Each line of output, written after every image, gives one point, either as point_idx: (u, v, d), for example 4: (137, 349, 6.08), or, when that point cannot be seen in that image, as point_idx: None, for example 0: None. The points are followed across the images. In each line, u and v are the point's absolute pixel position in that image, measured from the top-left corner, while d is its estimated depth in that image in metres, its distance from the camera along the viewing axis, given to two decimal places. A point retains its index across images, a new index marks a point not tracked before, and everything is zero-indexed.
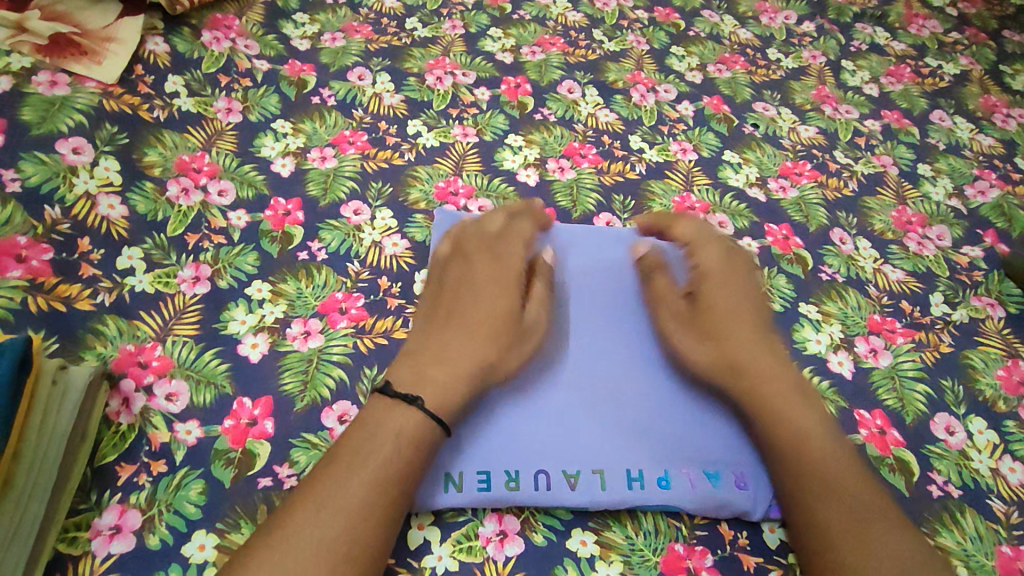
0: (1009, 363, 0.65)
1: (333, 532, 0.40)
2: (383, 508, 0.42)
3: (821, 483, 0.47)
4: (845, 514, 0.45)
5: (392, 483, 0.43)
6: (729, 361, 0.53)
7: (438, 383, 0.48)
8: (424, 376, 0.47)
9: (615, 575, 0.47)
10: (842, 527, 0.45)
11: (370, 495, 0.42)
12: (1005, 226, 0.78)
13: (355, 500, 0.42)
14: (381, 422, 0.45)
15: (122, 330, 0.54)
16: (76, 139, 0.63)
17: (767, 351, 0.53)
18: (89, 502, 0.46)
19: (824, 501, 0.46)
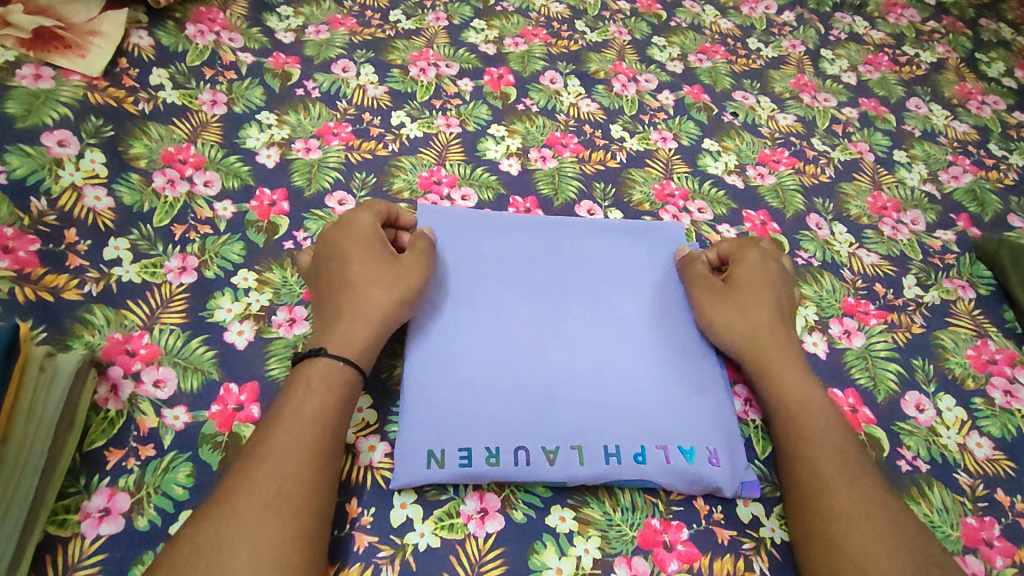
0: (978, 343, 0.67)
1: (259, 480, 0.44)
2: (304, 448, 0.46)
3: (832, 466, 0.51)
4: (840, 469, 0.51)
5: (309, 427, 0.47)
6: (760, 342, 0.57)
7: (344, 335, 0.52)
8: (330, 337, 0.52)
9: (593, 549, 0.49)
10: (839, 480, 0.50)
11: (289, 440, 0.46)
12: (978, 210, 0.79)
13: (273, 449, 0.46)
14: (309, 383, 0.49)
15: (110, 319, 0.55)
16: (61, 132, 0.63)
17: (786, 337, 0.58)
18: (78, 485, 0.47)
19: (824, 459, 0.51)
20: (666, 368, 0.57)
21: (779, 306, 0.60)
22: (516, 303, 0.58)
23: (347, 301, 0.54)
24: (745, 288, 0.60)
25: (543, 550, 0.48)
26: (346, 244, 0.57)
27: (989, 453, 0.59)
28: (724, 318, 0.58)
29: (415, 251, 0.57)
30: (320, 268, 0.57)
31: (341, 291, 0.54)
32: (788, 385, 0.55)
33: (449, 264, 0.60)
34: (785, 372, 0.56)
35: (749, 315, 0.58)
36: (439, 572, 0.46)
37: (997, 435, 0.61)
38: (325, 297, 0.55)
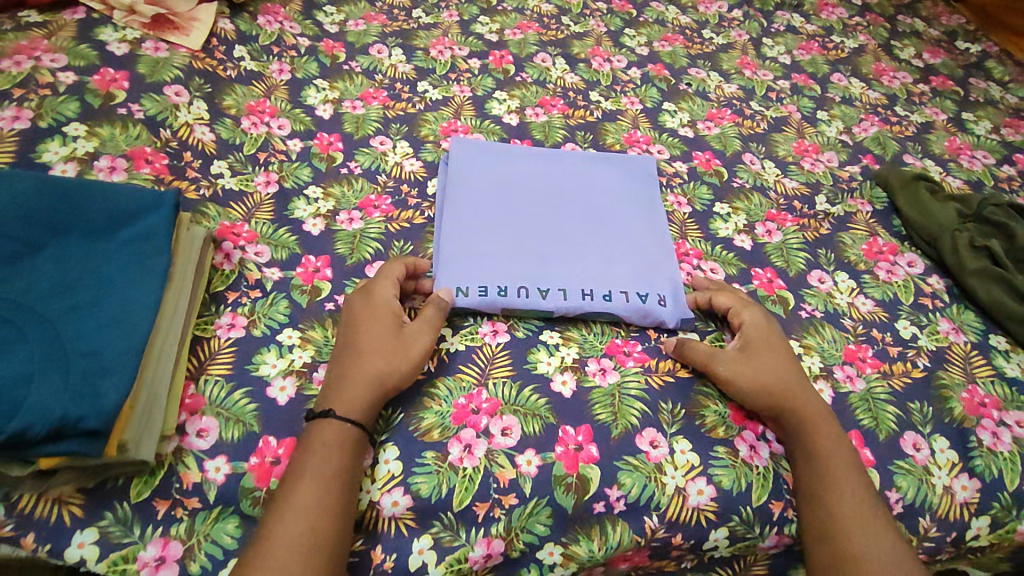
0: (871, 240, 0.86)
1: (332, 462, 0.55)
2: (346, 465, 0.56)
3: (851, 497, 0.60)
4: (859, 509, 0.59)
5: (328, 481, 0.54)
6: (794, 394, 0.64)
7: (345, 394, 0.59)
8: (333, 394, 0.59)
9: (573, 353, 0.68)
10: (857, 519, 0.59)
11: (353, 431, 0.57)
12: (881, 152, 1.00)
13: (346, 435, 0.57)
14: (323, 444, 0.56)
15: (220, 212, 0.76)
16: (176, 86, 0.84)
17: (806, 388, 0.66)
18: (211, 310, 0.67)
19: (846, 501, 0.60)
20: (630, 246, 0.78)
21: (791, 364, 0.68)
22: (523, 206, 0.81)
23: (353, 368, 0.60)
24: (771, 348, 0.68)
25: (537, 351, 0.68)
26: (362, 314, 0.64)
27: (872, 308, 0.78)
28: (761, 373, 0.65)
29: (421, 321, 0.65)
30: (337, 337, 0.64)
31: (350, 360, 0.61)
32: (823, 435, 0.63)
33: (479, 183, 0.82)
34: (819, 425, 0.63)
35: (770, 376, 0.65)
36: (464, 362, 0.66)
37: (879, 297, 0.79)
38: (336, 365, 0.62)
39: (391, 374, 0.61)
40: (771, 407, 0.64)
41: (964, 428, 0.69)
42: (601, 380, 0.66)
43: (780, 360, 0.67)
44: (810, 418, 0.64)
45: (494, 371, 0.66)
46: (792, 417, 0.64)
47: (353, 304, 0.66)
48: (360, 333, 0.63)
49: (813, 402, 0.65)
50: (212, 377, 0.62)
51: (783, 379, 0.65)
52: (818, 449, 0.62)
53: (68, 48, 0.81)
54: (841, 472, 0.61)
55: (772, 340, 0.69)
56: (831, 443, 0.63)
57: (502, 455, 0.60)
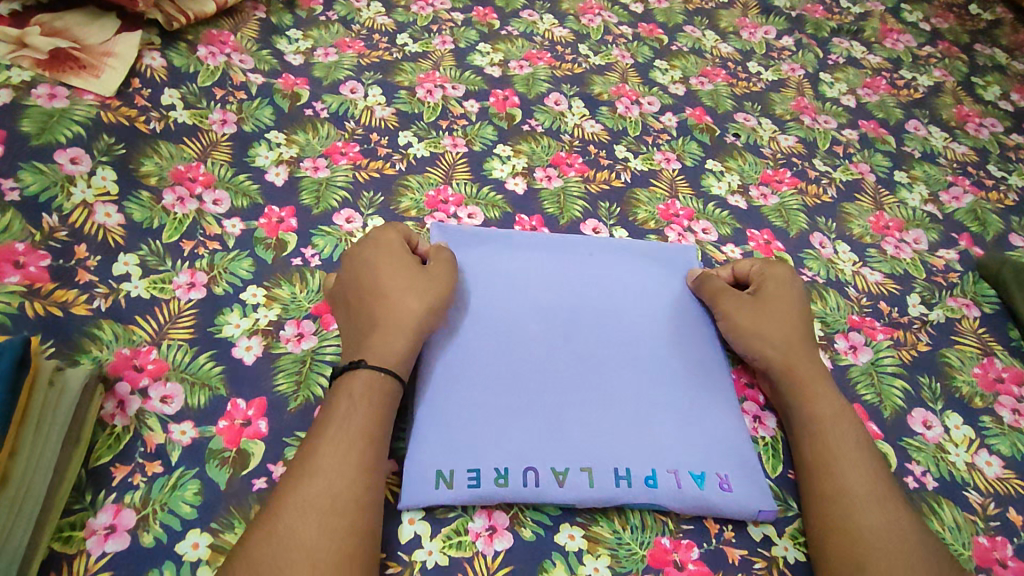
0: (984, 361, 0.66)
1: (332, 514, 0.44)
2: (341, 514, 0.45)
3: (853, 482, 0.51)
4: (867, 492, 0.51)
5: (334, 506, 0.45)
6: (785, 353, 0.58)
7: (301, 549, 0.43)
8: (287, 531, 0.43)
9: (603, 568, 0.49)
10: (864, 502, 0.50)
11: (389, 382, 0.51)
12: (979, 229, 0.80)
13: (382, 391, 0.51)
14: (320, 474, 0.46)
15: (118, 335, 0.55)
16: (73, 150, 0.64)
17: (815, 364, 0.58)
18: (84, 502, 0.46)
19: (852, 483, 0.51)
20: (675, 388, 0.57)
21: (803, 318, 0.61)
22: (528, 320, 0.60)
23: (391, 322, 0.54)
24: (769, 302, 0.61)
25: (552, 568, 0.48)
26: (332, 469, 0.46)
27: (1000, 472, 0.58)
28: (750, 323, 0.60)
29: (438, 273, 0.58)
30: (305, 467, 0.46)
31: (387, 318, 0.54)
32: (815, 399, 0.56)
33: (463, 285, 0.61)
34: (813, 385, 0.57)
35: (771, 324, 0.60)
36: None
37: (1007, 454, 0.59)
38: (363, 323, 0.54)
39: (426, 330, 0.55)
40: (762, 360, 0.59)
41: None
42: None
43: (773, 313, 0.61)
44: (808, 398, 0.56)
45: None
46: (783, 376, 0.57)
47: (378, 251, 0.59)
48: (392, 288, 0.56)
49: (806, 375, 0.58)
50: None
51: (784, 329, 0.59)
52: (814, 410, 0.55)
53: None
54: (841, 450, 0.53)
55: (768, 292, 0.62)
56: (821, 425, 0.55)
57: None
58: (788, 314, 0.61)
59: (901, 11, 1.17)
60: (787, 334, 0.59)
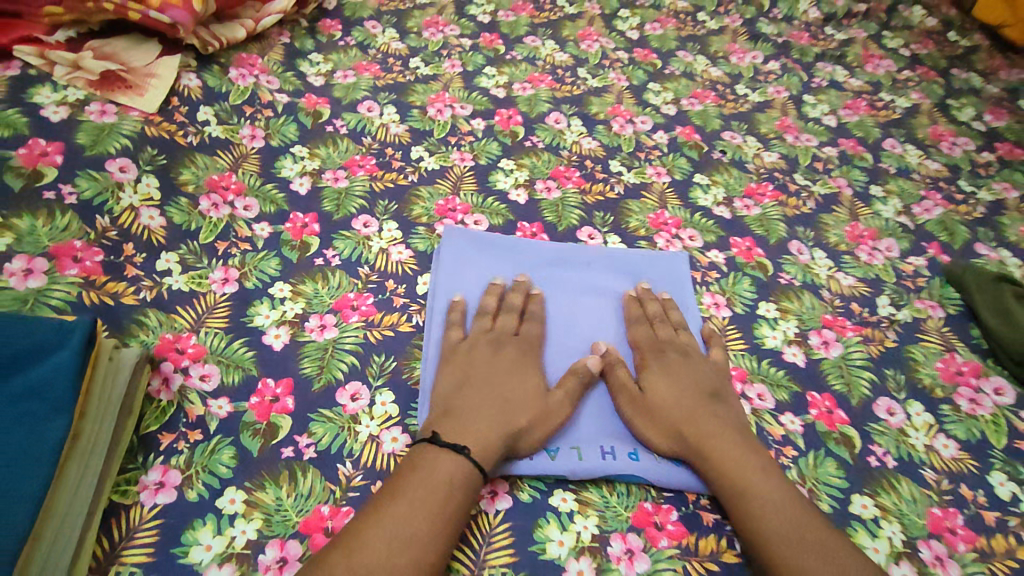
0: (946, 356, 0.72)
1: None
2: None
3: (774, 505, 0.52)
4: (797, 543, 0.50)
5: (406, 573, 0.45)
6: (697, 424, 0.58)
7: None
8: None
9: (591, 526, 0.54)
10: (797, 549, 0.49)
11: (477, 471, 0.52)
12: (948, 239, 0.86)
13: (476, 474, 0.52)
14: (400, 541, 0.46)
15: (162, 321, 0.62)
16: (122, 160, 0.71)
17: (732, 426, 0.58)
18: (137, 462, 0.53)
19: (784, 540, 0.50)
20: None
21: (713, 386, 0.62)
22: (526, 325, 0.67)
23: (502, 406, 0.56)
24: (675, 373, 0.62)
25: (546, 524, 0.54)
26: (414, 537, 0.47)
27: (956, 454, 0.63)
28: (668, 391, 0.60)
29: (566, 386, 0.60)
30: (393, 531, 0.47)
31: (501, 403, 0.57)
32: (729, 459, 0.55)
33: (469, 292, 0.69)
34: (724, 448, 0.56)
35: (686, 393, 0.60)
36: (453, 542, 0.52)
37: (963, 438, 0.65)
38: (477, 394, 0.57)
39: (530, 432, 0.56)
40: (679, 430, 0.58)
41: None
42: (627, 569, 0.52)
43: (686, 386, 0.61)
44: (724, 460, 0.55)
45: (491, 557, 0.51)
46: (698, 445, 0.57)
47: (515, 335, 0.64)
48: (513, 378, 0.59)
49: (725, 415, 0.59)
50: (127, 567, 0.48)
51: (699, 399, 0.60)
52: (725, 470, 0.55)
53: None
54: (759, 504, 0.52)
55: (665, 362, 0.63)
56: (749, 460, 0.55)
57: None
58: (704, 386, 0.61)
59: (883, 38, 1.25)
60: (702, 406, 0.59)
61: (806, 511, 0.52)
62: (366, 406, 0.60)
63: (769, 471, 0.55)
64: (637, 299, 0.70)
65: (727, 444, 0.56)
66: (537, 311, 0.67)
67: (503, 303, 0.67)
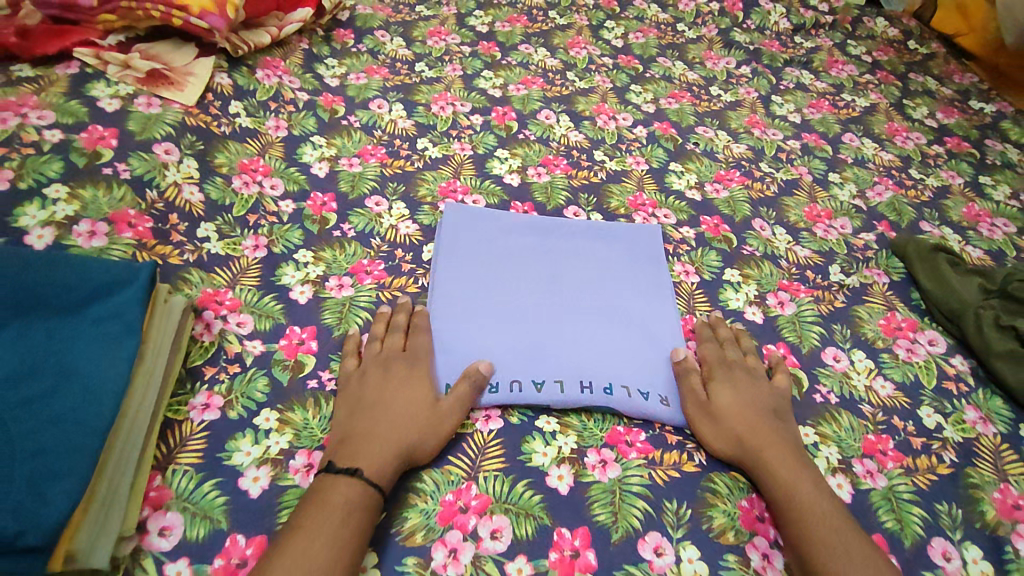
0: (888, 314, 0.82)
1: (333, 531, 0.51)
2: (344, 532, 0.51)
3: (824, 517, 0.57)
4: (845, 555, 0.54)
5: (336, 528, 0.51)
6: (760, 439, 0.62)
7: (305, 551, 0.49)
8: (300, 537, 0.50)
9: (571, 443, 0.64)
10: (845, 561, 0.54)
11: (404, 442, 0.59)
12: (896, 218, 0.97)
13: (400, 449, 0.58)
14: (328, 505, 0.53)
15: (203, 278, 0.72)
16: (166, 144, 0.82)
17: (792, 447, 0.63)
18: (187, 387, 0.62)
19: (834, 550, 0.54)
20: (632, 326, 0.74)
21: (774, 407, 0.66)
22: (520, 284, 0.77)
23: (397, 426, 0.59)
24: (743, 392, 0.66)
25: (532, 440, 0.63)
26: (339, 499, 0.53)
27: (892, 392, 0.73)
28: (734, 408, 0.65)
29: (457, 393, 0.63)
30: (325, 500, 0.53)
31: (392, 419, 0.60)
32: (789, 476, 0.60)
33: (472, 258, 0.79)
34: (784, 465, 0.60)
35: (751, 411, 0.65)
36: (454, 453, 0.61)
37: (899, 380, 0.74)
38: (371, 417, 0.60)
39: (424, 443, 0.59)
40: (742, 442, 0.63)
41: (998, 536, 0.62)
42: (600, 475, 0.61)
43: (750, 404, 0.65)
44: (781, 475, 0.60)
45: (485, 464, 0.61)
46: (757, 459, 0.61)
47: (402, 352, 0.67)
48: (402, 392, 0.62)
49: (783, 430, 0.64)
50: (181, 466, 0.57)
51: (763, 418, 0.64)
52: (783, 482, 0.59)
53: (57, 104, 0.80)
54: (813, 516, 0.57)
55: (732, 380, 0.67)
56: (805, 478, 0.60)
57: (490, 563, 0.55)
58: (765, 406, 0.66)
59: (847, 46, 1.37)
60: (765, 424, 0.64)
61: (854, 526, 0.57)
62: None
63: (824, 490, 0.59)
64: (711, 325, 0.75)
65: (786, 461, 0.61)
66: (421, 324, 0.70)
67: (389, 326, 0.70)
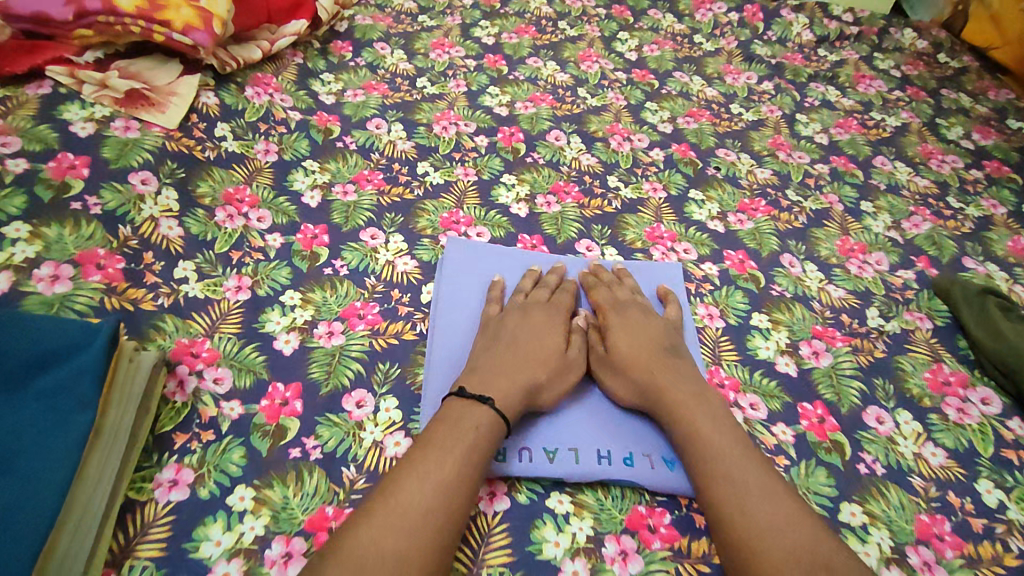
0: (934, 367, 0.75)
1: (424, 513, 0.49)
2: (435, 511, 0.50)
3: (721, 453, 0.56)
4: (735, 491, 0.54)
5: (424, 507, 0.50)
6: (653, 379, 0.62)
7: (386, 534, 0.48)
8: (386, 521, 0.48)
9: (587, 527, 0.57)
10: (736, 498, 0.53)
11: (499, 423, 0.57)
12: (936, 252, 0.89)
13: (497, 426, 0.56)
14: (416, 480, 0.51)
15: (178, 327, 0.65)
16: (143, 173, 0.75)
17: (685, 386, 0.62)
18: (152, 460, 0.56)
19: (722, 486, 0.54)
20: None
21: (667, 348, 0.67)
22: None
23: (523, 363, 0.62)
24: (633, 334, 0.67)
25: (542, 526, 0.56)
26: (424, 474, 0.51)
27: (944, 462, 0.66)
28: (626, 352, 0.65)
29: (580, 347, 0.67)
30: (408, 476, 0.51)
31: (525, 357, 0.62)
32: (684, 415, 0.59)
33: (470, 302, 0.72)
34: (681, 405, 0.60)
35: (642, 352, 0.65)
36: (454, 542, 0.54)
37: (951, 446, 0.67)
38: (498, 352, 0.63)
39: (549, 387, 0.62)
40: (635, 384, 0.63)
41: None
42: (620, 570, 0.54)
43: (643, 347, 0.66)
44: (675, 415, 0.60)
45: (490, 556, 0.54)
46: (652, 401, 0.62)
47: (547, 301, 0.70)
48: (541, 334, 0.65)
49: (681, 369, 0.64)
50: (140, 561, 0.50)
51: (658, 359, 0.64)
52: (678, 418, 0.59)
53: (24, 129, 0.74)
54: (714, 453, 0.56)
55: (623, 325, 0.68)
56: (701, 416, 0.59)
57: None
58: (655, 347, 0.66)
59: (875, 59, 1.29)
60: (659, 367, 0.63)
61: (756, 458, 0.57)
62: (371, 412, 0.63)
63: (719, 426, 0.59)
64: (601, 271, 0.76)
65: (682, 401, 0.61)
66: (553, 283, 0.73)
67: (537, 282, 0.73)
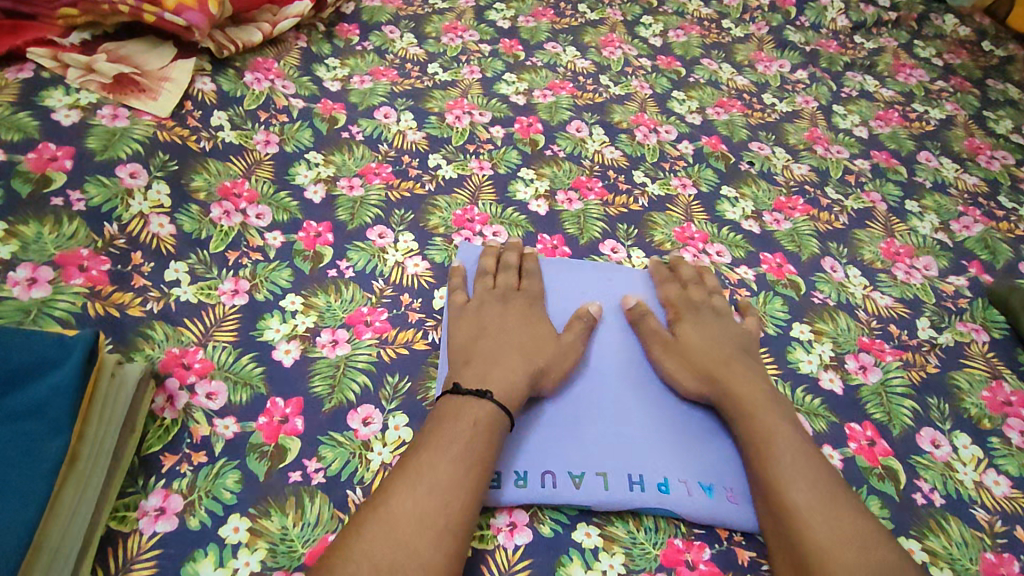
0: (993, 384, 0.68)
1: (418, 524, 0.46)
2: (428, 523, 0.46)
3: (793, 455, 0.54)
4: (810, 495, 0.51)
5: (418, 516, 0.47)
6: (724, 374, 0.60)
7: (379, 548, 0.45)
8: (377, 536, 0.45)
9: (618, 565, 0.51)
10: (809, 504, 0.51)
11: (496, 422, 0.53)
12: (989, 257, 0.83)
13: (496, 424, 0.53)
14: (409, 488, 0.48)
15: (168, 335, 0.60)
16: (132, 165, 0.69)
17: (758, 385, 0.59)
18: (137, 485, 0.50)
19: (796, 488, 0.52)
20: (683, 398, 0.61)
21: (739, 349, 0.64)
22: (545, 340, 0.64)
23: (519, 355, 0.59)
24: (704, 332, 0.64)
25: (569, 562, 0.51)
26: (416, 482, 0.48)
27: (1008, 492, 0.60)
28: (698, 347, 0.62)
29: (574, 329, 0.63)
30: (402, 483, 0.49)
31: (512, 353, 0.60)
32: (757, 414, 0.56)
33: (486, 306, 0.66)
34: (753, 402, 0.57)
35: (713, 349, 0.62)
36: None
37: (1015, 474, 0.61)
38: (495, 344, 0.60)
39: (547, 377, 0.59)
40: (706, 378, 0.60)
41: None
42: None
43: (714, 344, 0.63)
44: (747, 412, 0.57)
45: None
46: (723, 398, 0.58)
47: (527, 292, 0.66)
48: (522, 327, 0.63)
49: (752, 369, 0.61)
50: None
51: (729, 357, 0.62)
52: (751, 416, 0.56)
53: (4, 117, 0.68)
54: (787, 453, 0.54)
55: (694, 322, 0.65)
56: (772, 416, 0.56)
57: None
58: (729, 346, 0.63)
59: (915, 47, 1.21)
60: (732, 363, 0.61)
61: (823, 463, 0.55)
62: (378, 431, 0.57)
63: (793, 429, 0.56)
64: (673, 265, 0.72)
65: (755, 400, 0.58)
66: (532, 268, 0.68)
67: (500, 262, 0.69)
